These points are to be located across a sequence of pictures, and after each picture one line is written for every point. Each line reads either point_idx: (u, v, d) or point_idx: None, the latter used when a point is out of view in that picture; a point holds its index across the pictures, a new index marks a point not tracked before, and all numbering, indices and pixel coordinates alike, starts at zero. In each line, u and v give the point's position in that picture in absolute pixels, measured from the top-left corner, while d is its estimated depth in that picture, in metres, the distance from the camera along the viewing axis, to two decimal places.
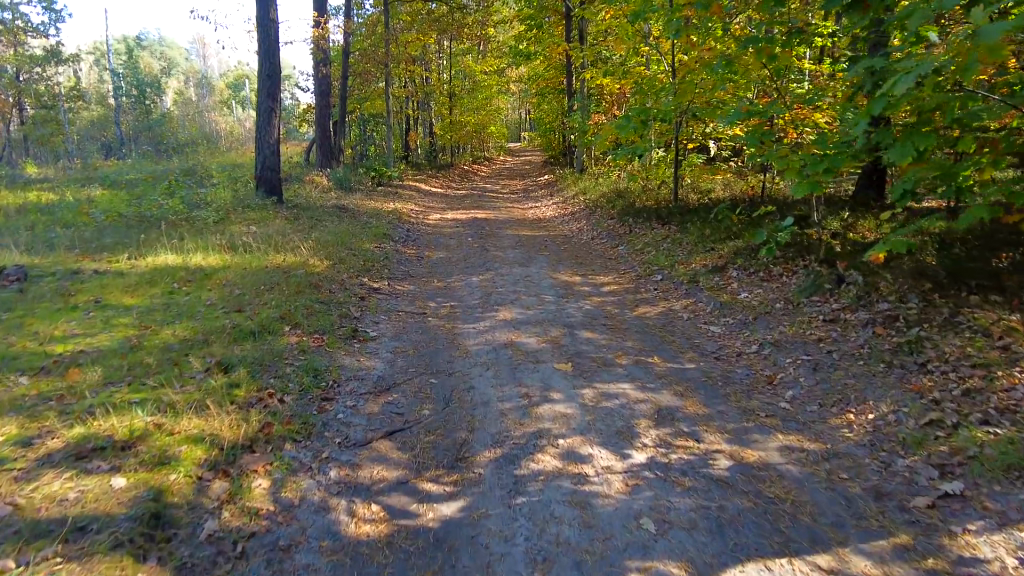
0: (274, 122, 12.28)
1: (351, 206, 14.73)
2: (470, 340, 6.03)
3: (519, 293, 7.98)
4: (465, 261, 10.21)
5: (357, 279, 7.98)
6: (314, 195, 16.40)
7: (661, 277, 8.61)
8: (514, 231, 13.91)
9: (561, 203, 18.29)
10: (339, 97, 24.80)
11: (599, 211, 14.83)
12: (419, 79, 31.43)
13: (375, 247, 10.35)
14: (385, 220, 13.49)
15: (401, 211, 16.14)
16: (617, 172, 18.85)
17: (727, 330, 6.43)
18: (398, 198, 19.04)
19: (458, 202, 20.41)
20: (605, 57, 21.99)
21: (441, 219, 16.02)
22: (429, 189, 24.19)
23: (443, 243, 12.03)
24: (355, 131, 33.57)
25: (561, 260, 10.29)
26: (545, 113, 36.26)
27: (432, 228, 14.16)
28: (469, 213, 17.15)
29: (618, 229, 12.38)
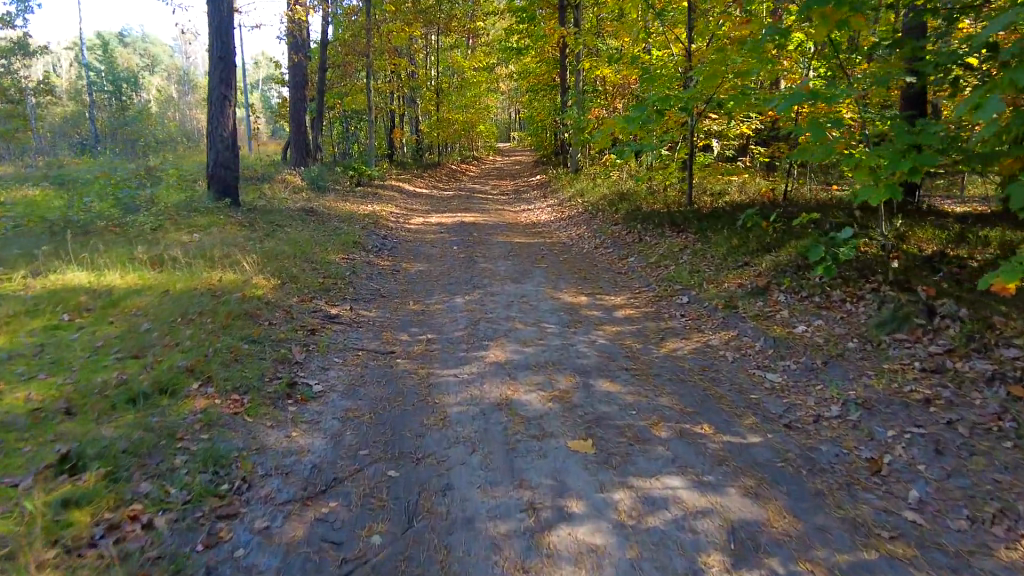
0: (229, 112, 10.60)
1: (322, 209, 13.09)
2: (449, 398, 4.47)
3: (513, 321, 6.41)
4: (447, 277, 8.62)
5: (309, 305, 6.37)
6: (281, 195, 14.69)
7: (687, 299, 7.08)
8: (505, 236, 12.32)
9: (556, 206, 16.75)
10: (317, 90, 23.10)
11: (600, 216, 13.30)
12: (404, 73, 29.82)
13: (341, 259, 8.74)
14: (358, 225, 11.85)
15: (379, 214, 14.51)
16: (615, 171, 17.44)
17: (788, 380, 4.90)
18: (378, 199, 17.37)
19: (444, 204, 18.82)
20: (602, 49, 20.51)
21: (422, 223, 14.41)
22: (413, 189, 22.54)
23: (424, 252, 10.43)
24: (337, 128, 31.86)
25: (561, 275, 8.72)
26: (537, 111, 34.79)
27: (412, 234, 12.56)
28: (455, 217, 15.55)
29: (624, 237, 10.85)
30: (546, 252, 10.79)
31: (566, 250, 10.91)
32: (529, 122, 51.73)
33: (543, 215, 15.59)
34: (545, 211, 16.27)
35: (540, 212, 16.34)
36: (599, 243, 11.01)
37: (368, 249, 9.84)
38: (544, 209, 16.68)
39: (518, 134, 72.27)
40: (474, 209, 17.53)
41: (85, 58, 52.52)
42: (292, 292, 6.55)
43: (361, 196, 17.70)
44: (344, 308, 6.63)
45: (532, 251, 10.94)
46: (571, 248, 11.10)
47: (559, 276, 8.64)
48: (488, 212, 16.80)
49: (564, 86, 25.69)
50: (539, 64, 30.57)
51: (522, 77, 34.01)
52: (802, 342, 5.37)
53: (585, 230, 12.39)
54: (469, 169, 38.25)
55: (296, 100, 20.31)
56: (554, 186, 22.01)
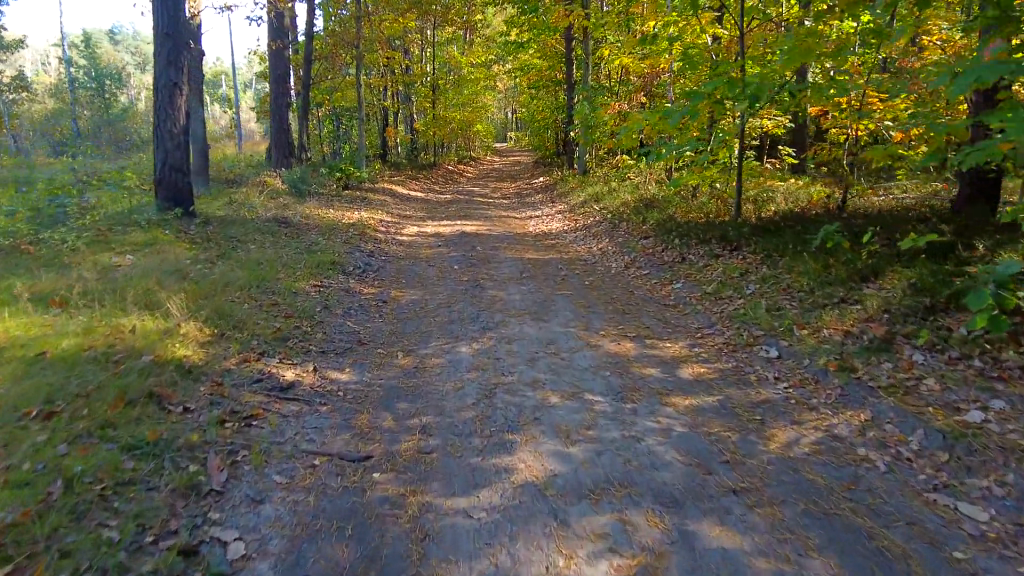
0: (180, 102, 8.50)
1: (299, 218, 11.21)
2: (461, 572, 2.63)
3: (542, 388, 4.55)
4: (447, 309, 6.76)
5: (254, 373, 4.49)
6: (253, 202, 12.77)
7: (774, 353, 5.24)
8: (516, 251, 10.46)
9: (568, 212, 14.90)
10: (303, 84, 21.16)
11: (623, 226, 11.45)
12: (398, 67, 27.97)
13: (311, 290, 6.88)
14: (339, 238, 9.97)
15: (367, 222, 12.64)
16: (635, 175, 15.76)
17: (1000, 518, 3.06)
18: (367, 205, 15.49)
19: (440, 209, 16.95)
20: (618, 40, 18.72)
21: (417, 232, 12.56)
22: (407, 193, 20.65)
23: (418, 273, 8.56)
24: (326, 126, 29.93)
25: (592, 309, 6.86)
26: (538, 108, 33.06)
27: (403, 247, 10.71)
28: (455, 225, 13.72)
29: (659, 254, 9.03)
30: (565, 272, 8.91)
31: (591, 270, 9.05)
32: (527, 122, 49.93)
33: (555, 224, 13.73)
34: (556, 219, 14.41)
35: (551, 219, 14.50)
36: (629, 260, 9.18)
37: (348, 272, 7.97)
38: (555, 216, 14.85)
39: (516, 134, 70.45)
40: (476, 215, 15.67)
41: (65, 53, 50.37)
42: (229, 353, 4.66)
43: (348, 200, 15.82)
44: (304, 371, 4.76)
45: (549, 270, 9.07)
46: (596, 267, 9.23)
47: (590, 311, 6.78)
48: (491, 219, 14.93)
49: (570, 82, 23.94)
50: (541, 59, 28.82)
51: (523, 73, 32.26)
52: (991, 441, 3.54)
53: (608, 244, 10.52)
54: (466, 170, 36.37)
55: (279, 94, 18.36)
56: (561, 190, 20.20)
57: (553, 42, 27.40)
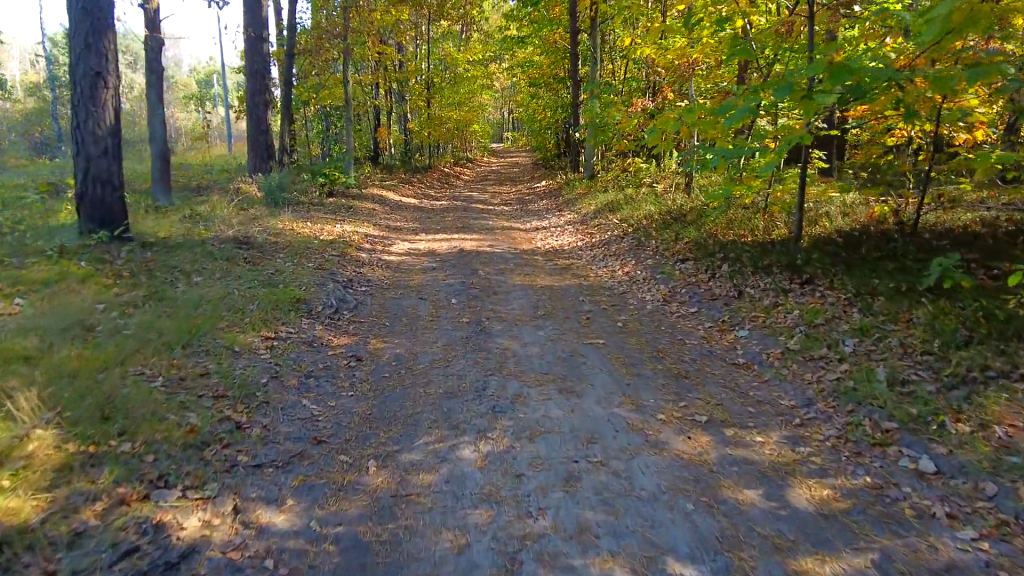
0: (106, 101, 6.69)
1: (266, 235, 9.49)
2: None
3: (595, 551, 2.88)
4: (442, 371, 5.06)
5: (129, 530, 2.78)
6: (218, 215, 11.04)
7: (926, 466, 3.55)
8: (526, 277, 8.75)
9: (580, 223, 13.17)
10: (285, 81, 19.37)
11: (651, 244, 9.74)
12: (389, 64, 26.26)
13: (262, 348, 5.18)
14: (311, 263, 8.26)
15: (349, 237, 10.91)
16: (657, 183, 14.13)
17: None
18: (352, 216, 13.74)
19: (435, 219, 15.22)
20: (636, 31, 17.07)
21: (407, 249, 10.83)
22: (399, 199, 18.92)
23: (405, 309, 6.86)
24: (314, 128, 28.17)
25: (635, 371, 5.18)
26: (538, 108, 31.46)
27: (388, 271, 9.00)
28: (452, 239, 11.99)
29: (705, 286, 7.34)
30: (588, 308, 7.22)
31: (620, 305, 7.37)
32: (526, 121, 48.16)
33: (567, 238, 12.01)
34: (569, 231, 12.68)
35: (563, 231, 12.75)
36: (667, 293, 7.49)
37: (317, 314, 6.25)
38: (567, 227, 13.14)
39: (514, 133, 68.72)
40: (475, 226, 13.98)
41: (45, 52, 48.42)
42: (95, 490, 2.94)
43: (331, 210, 14.09)
44: (218, 515, 3.05)
45: (568, 304, 7.38)
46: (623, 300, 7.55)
47: (633, 375, 5.10)
48: (493, 231, 13.19)
49: (575, 79, 22.21)
50: (542, 55, 27.09)
51: (522, 70, 30.52)
52: None
53: (635, 268, 8.84)
54: (462, 172, 34.67)
55: (256, 92, 16.59)
56: (566, 197, 18.53)
57: (554, 37, 25.70)
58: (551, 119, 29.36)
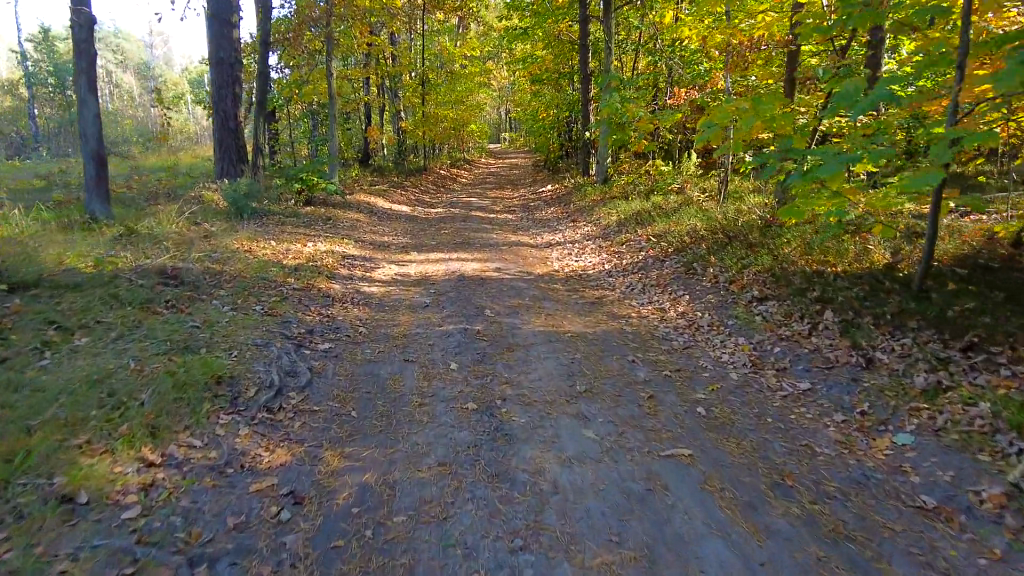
0: None
1: (213, 263, 7.40)
2: None
3: None
4: (436, 535, 2.95)
5: None
6: (160, 234, 8.94)
7: None
8: (548, 319, 6.66)
9: (604, 239, 11.04)
10: (261, 72, 17.17)
11: (706, 273, 7.64)
12: (380, 57, 24.17)
13: (131, 490, 3.08)
14: (262, 307, 6.15)
15: (322, 260, 8.81)
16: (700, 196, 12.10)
17: None
18: (332, 229, 11.63)
19: (431, 231, 13.15)
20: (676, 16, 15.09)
21: (395, 274, 8.72)
22: (390, 207, 16.83)
23: (384, 384, 4.76)
24: (299, 127, 26.04)
25: (760, 526, 3.11)
26: (541, 106, 29.50)
27: (367, 311, 6.89)
28: (451, 259, 9.88)
29: (805, 345, 5.27)
30: (645, 378, 5.14)
31: (687, 371, 5.30)
32: (525, 121, 46.12)
33: (591, 258, 9.89)
34: (592, 248, 10.54)
35: (585, 248, 10.61)
36: (752, 355, 5.40)
37: (250, 405, 4.13)
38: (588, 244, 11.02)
39: (513, 134, 66.75)
40: (477, 240, 11.87)
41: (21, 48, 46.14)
42: None
43: (307, 222, 11.98)
44: None
45: (614, 368, 5.31)
46: (690, 363, 5.47)
47: (761, 537, 3.02)
48: (499, 248, 11.05)
49: (583, 74, 20.15)
50: (546, 50, 25.05)
51: (524, 67, 28.49)
52: None
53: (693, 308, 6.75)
54: (459, 174, 32.69)
55: (222, 85, 14.38)
56: (579, 206, 16.41)
57: (559, 29, 23.67)
58: (555, 119, 27.33)
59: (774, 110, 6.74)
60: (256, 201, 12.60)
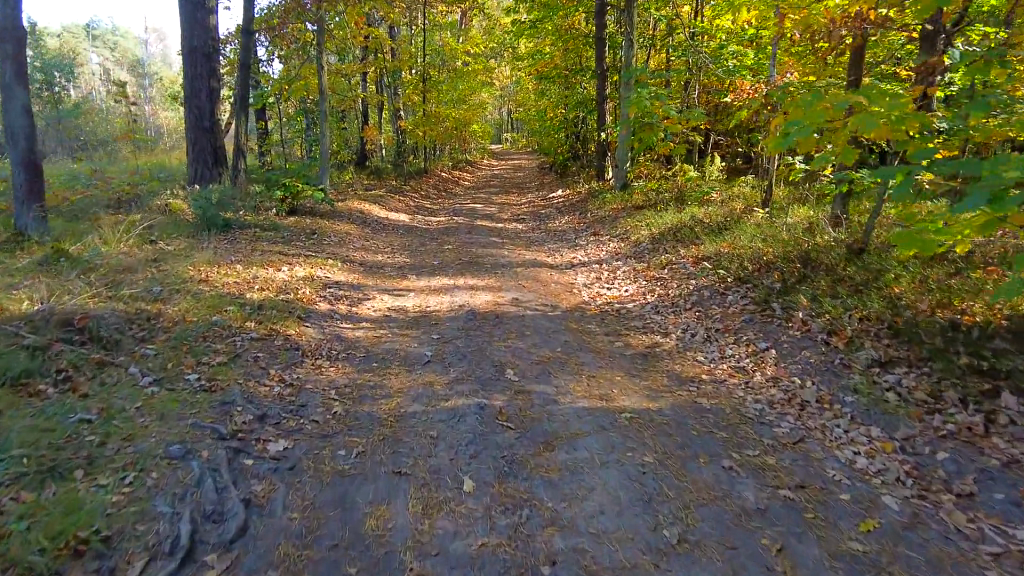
0: None
1: (151, 303, 5.68)
2: None
3: None
4: None
5: None
6: (100, 257, 7.25)
7: None
8: (592, 386, 4.96)
9: (638, 262, 9.33)
10: (243, 65, 15.40)
11: (789, 320, 5.93)
12: (378, 51, 22.48)
13: None
14: (199, 376, 4.45)
15: (298, 291, 7.12)
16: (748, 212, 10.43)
17: None
18: (316, 245, 9.95)
19: (432, 246, 11.48)
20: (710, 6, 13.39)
21: (389, 309, 7.02)
22: (387, 215, 15.17)
23: (362, 529, 3.04)
24: (291, 127, 24.33)
25: None
26: (548, 106, 27.89)
27: (349, 371, 5.18)
28: (457, 287, 8.19)
29: (988, 453, 3.57)
30: (754, 505, 3.43)
31: (811, 489, 3.60)
32: (529, 122, 44.45)
33: (627, 288, 8.18)
34: (626, 274, 8.83)
35: (617, 274, 8.90)
36: (903, 463, 3.70)
37: None
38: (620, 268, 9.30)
39: (515, 134, 65.09)
40: (486, 259, 10.19)
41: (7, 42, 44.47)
42: None
43: (287, 237, 10.29)
44: None
45: (704, 485, 3.61)
46: (810, 472, 3.76)
47: None
48: (513, 270, 9.35)
49: (600, 69, 18.50)
50: (556, 45, 23.41)
51: (530, 64, 26.85)
52: None
53: (785, 373, 5.04)
54: (462, 177, 31.06)
55: (195, 77, 12.65)
56: (597, 215, 14.74)
57: (571, 23, 22.03)
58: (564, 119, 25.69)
59: (903, 106, 4.84)
60: (229, 212, 10.87)
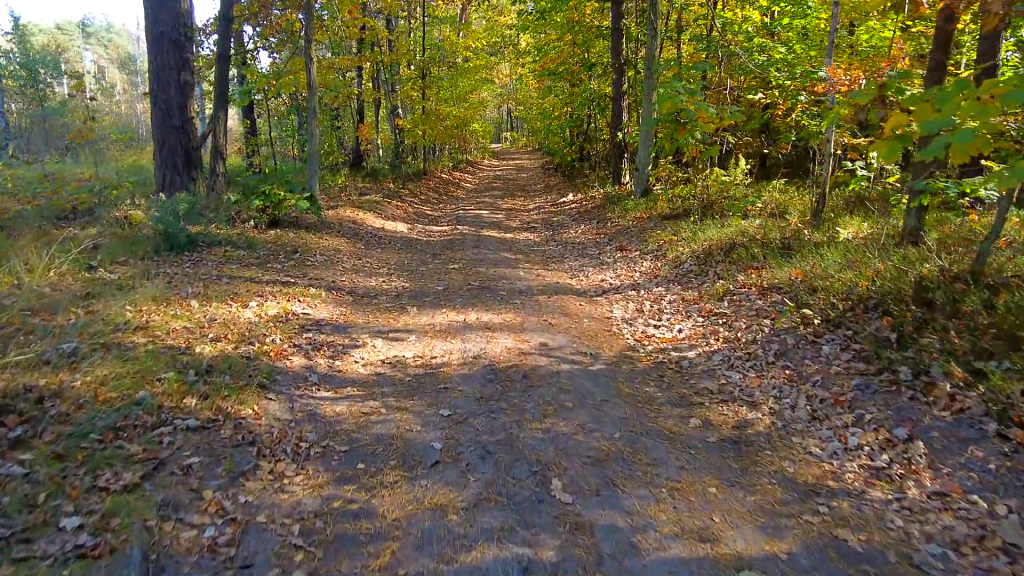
0: None
1: (52, 374, 4.06)
2: None
3: None
4: None
5: None
6: (14, 293, 5.65)
7: None
8: (676, 511, 3.38)
9: (683, 291, 7.77)
10: (219, 56, 13.67)
11: (927, 392, 4.35)
12: (374, 44, 20.91)
13: None
14: (82, 516, 2.86)
15: (266, 340, 5.54)
16: (807, 230, 8.92)
17: None
18: (298, 267, 8.39)
19: (434, 265, 9.96)
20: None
21: (382, 363, 5.45)
22: (384, 224, 13.64)
23: None
24: (281, 126, 22.72)
25: None
26: (555, 104, 26.43)
27: (321, 480, 3.60)
28: (468, 324, 6.62)
29: None
30: None
31: None
32: (530, 121, 43.06)
33: (679, 328, 6.61)
34: (672, 307, 7.26)
35: (661, 307, 7.33)
36: None
37: None
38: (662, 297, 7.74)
39: (514, 133, 63.77)
40: (500, 283, 8.62)
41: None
42: None
43: (263, 256, 8.72)
44: None
45: None
46: None
47: None
48: (533, 300, 7.79)
49: (616, 63, 16.95)
50: (565, 39, 21.87)
51: (535, 60, 25.31)
52: None
53: (956, 486, 3.46)
54: (463, 178, 29.58)
55: (162, 67, 10.98)
56: (618, 225, 13.21)
57: (583, 14, 20.47)
58: (572, 118, 24.12)
59: None
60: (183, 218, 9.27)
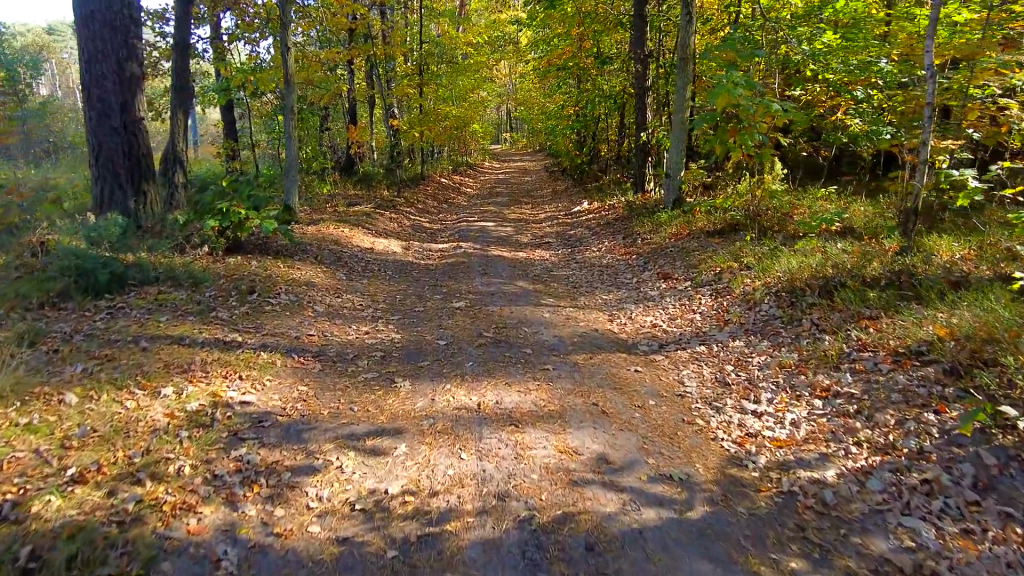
0: None
1: None
2: None
3: None
4: None
5: None
6: None
7: None
8: None
9: (776, 357, 5.71)
10: (176, 46, 11.24)
11: None
12: (366, 36, 18.82)
13: None
14: None
15: (167, 472, 3.46)
16: (923, 265, 6.83)
17: None
18: (255, 316, 6.33)
19: (435, 302, 7.89)
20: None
21: (349, 515, 3.35)
22: (376, 243, 11.57)
23: None
24: (265, 128, 20.67)
25: None
26: (563, 104, 24.40)
27: None
28: (484, 412, 4.53)
29: None
30: None
31: None
32: (532, 121, 41.12)
33: (795, 428, 4.55)
34: (770, 388, 5.20)
35: (755, 386, 5.26)
36: None
37: None
38: (749, 367, 5.67)
39: (514, 135, 61.90)
40: (521, 333, 6.55)
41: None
42: None
43: (209, 299, 6.65)
44: None
45: None
46: None
47: None
48: (570, 361, 5.74)
49: (637, 54, 14.87)
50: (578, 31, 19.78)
51: (542, 56, 23.27)
52: None
53: None
54: (464, 183, 27.57)
55: (93, 57, 8.86)
56: (652, 244, 11.15)
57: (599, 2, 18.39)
58: (582, 119, 22.08)
59: None
60: (103, 249, 7.45)
